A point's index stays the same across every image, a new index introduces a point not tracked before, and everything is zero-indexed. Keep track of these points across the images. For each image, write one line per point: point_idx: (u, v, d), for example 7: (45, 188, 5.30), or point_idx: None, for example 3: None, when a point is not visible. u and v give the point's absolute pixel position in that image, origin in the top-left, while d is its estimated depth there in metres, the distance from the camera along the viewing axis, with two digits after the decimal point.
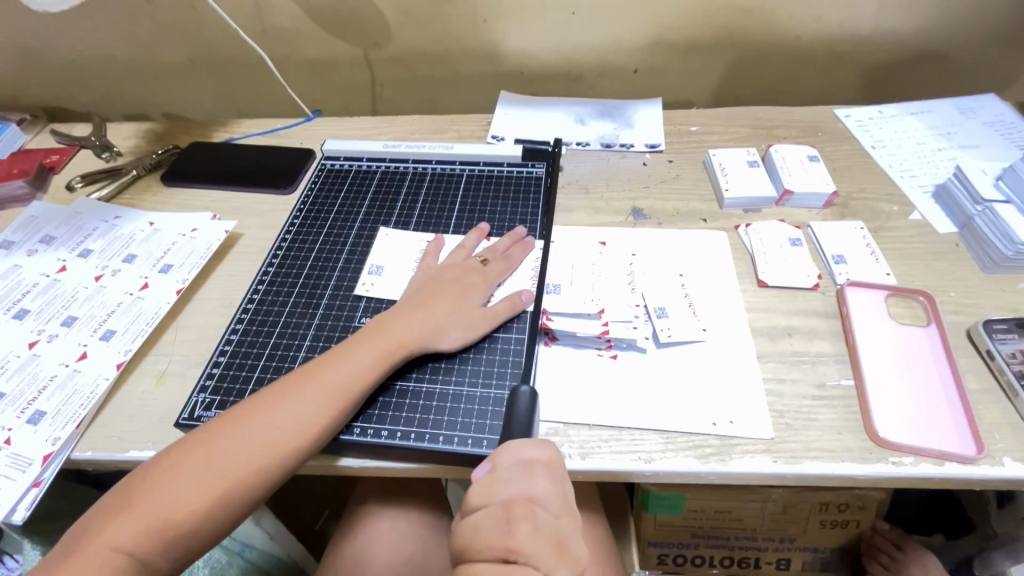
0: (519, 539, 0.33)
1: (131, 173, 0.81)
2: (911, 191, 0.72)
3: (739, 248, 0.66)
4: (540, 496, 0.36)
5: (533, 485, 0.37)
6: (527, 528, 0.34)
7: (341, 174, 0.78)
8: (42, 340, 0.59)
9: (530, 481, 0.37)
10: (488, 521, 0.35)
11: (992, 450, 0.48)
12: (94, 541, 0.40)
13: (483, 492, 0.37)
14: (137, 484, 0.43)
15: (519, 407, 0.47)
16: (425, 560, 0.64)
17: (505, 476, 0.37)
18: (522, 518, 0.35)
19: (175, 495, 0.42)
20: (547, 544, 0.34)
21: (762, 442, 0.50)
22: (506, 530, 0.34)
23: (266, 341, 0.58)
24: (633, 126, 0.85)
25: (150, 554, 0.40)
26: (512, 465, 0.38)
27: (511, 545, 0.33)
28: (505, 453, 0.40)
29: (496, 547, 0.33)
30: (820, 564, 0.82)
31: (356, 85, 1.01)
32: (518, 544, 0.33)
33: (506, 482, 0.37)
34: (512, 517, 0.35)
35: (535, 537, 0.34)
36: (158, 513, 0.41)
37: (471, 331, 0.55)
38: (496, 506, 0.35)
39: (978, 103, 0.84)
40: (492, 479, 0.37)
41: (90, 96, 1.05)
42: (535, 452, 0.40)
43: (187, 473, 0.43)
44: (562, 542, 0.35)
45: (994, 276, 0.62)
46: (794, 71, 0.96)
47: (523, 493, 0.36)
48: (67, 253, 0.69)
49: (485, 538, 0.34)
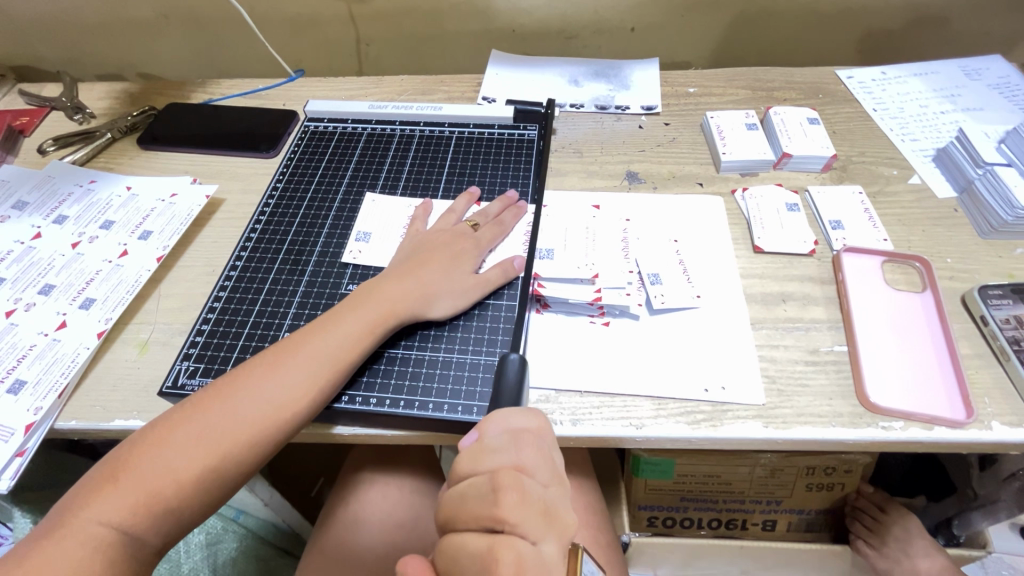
0: (506, 508, 0.33)
1: (106, 135, 0.78)
2: (911, 154, 0.70)
3: (735, 213, 0.65)
4: (527, 465, 0.36)
5: (520, 455, 0.36)
6: (514, 496, 0.33)
7: (325, 136, 0.75)
8: (19, 309, 0.57)
9: (517, 450, 0.36)
10: (475, 490, 0.34)
11: (981, 415, 0.48)
12: (78, 516, 0.39)
13: (471, 461, 0.36)
14: (122, 458, 0.42)
15: (508, 373, 0.45)
16: (419, 525, 0.65)
17: (492, 445, 0.36)
18: (508, 485, 0.34)
19: (162, 469, 0.41)
20: (534, 511, 0.33)
21: (754, 407, 0.50)
22: (493, 499, 0.33)
23: (250, 309, 0.57)
24: (629, 87, 0.82)
25: (139, 528, 0.40)
26: (500, 434, 0.38)
27: (497, 514, 0.33)
28: (494, 421, 0.39)
29: (483, 517, 0.33)
30: (805, 525, 0.84)
31: (340, 44, 0.96)
32: (505, 511, 0.33)
33: (493, 451, 0.36)
34: (499, 486, 0.34)
35: (522, 506, 0.33)
36: (145, 486, 0.41)
37: (463, 298, 0.54)
38: (484, 475, 0.35)
39: (983, 63, 0.82)
40: (479, 449, 0.37)
41: (60, 55, 1.00)
42: (523, 421, 0.39)
43: (173, 446, 0.42)
44: (550, 509, 0.34)
45: (991, 242, 0.61)
46: (797, 30, 0.93)
47: (510, 462, 0.36)
48: (41, 219, 0.66)
49: (472, 508, 0.34)
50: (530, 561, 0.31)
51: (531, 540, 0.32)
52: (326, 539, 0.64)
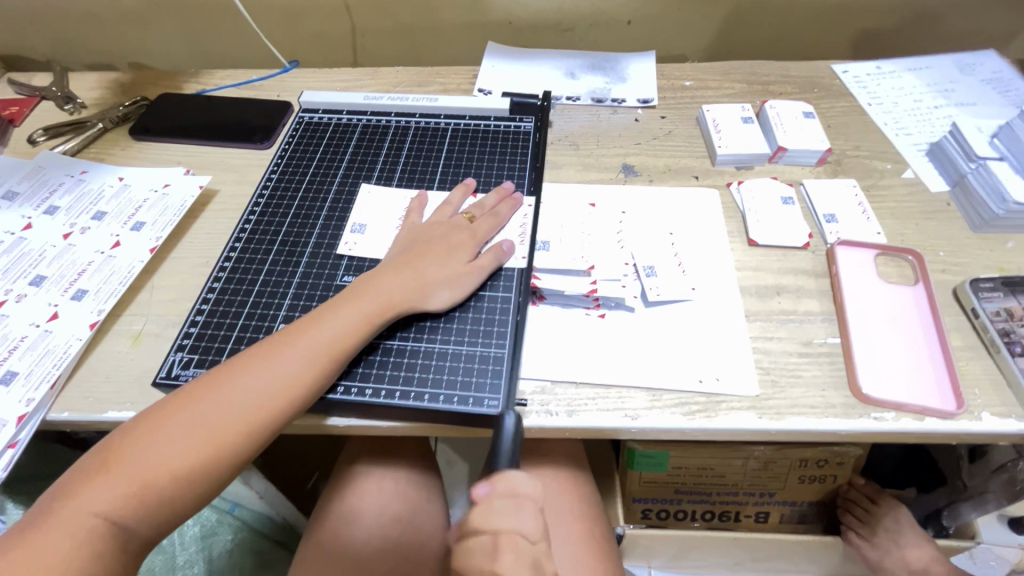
0: (502, 567, 0.36)
1: (98, 125, 0.77)
2: (905, 149, 0.71)
3: (730, 206, 0.65)
4: (528, 530, 0.38)
5: (523, 517, 0.38)
6: (511, 558, 0.37)
7: (319, 127, 0.74)
8: (10, 300, 0.57)
9: (521, 513, 0.39)
10: (479, 548, 0.37)
11: (971, 405, 0.49)
12: (69, 506, 0.39)
13: (477, 516, 0.38)
14: (114, 448, 0.42)
15: (502, 434, 0.43)
16: (414, 517, 0.66)
17: (500, 506, 0.38)
18: (507, 546, 0.37)
19: (154, 459, 0.41)
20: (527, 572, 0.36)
21: (747, 398, 0.50)
22: (491, 558, 0.37)
23: (245, 300, 0.57)
24: (625, 80, 0.82)
25: (130, 518, 0.40)
26: (508, 492, 0.39)
27: (495, 572, 0.36)
28: (505, 478, 0.40)
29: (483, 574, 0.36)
30: (797, 516, 0.85)
31: (334, 35, 0.95)
32: (502, 569, 0.36)
33: (500, 512, 0.38)
34: (499, 546, 0.37)
35: (517, 566, 0.36)
36: (137, 477, 0.40)
37: (459, 290, 0.54)
38: (488, 535, 0.37)
39: (977, 58, 0.82)
40: (487, 506, 0.39)
41: (50, 45, 0.98)
42: (529, 484, 0.40)
43: (166, 436, 0.42)
44: (540, 567, 0.37)
45: (983, 235, 0.61)
46: (793, 24, 0.93)
47: (513, 525, 0.38)
48: (32, 209, 0.65)
49: (474, 564, 0.37)
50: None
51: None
52: (320, 533, 0.64)
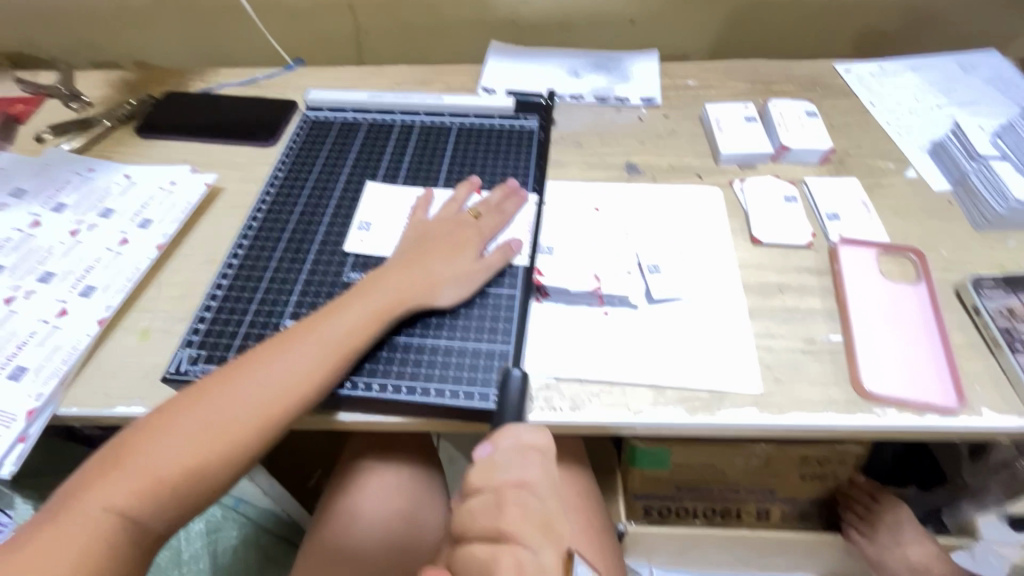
0: (506, 518, 0.36)
1: (104, 123, 0.77)
2: (907, 148, 0.71)
3: (733, 205, 0.66)
4: (531, 481, 0.38)
5: (527, 470, 0.39)
6: (515, 511, 0.36)
7: (325, 126, 0.75)
8: (19, 296, 0.57)
9: (523, 467, 0.39)
10: (482, 506, 0.37)
11: (972, 402, 0.49)
12: (83, 501, 0.40)
13: (481, 474, 0.39)
14: (127, 443, 0.42)
15: (509, 389, 0.48)
16: (418, 514, 0.66)
17: (502, 460, 0.39)
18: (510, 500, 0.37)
19: (167, 454, 0.42)
20: (534, 525, 0.36)
21: (750, 395, 0.51)
22: (496, 511, 0.36)
23: (252, 296, 0.57)
24: (628, 79, 0.82)
25: (144, 513, 0.40)
26: (511, 447, 0.40)
27: (501, 526, 0.36)
28: (507, 436, 0.41)
29: (489, 528, 0.36)
30: (798, 514, 0.85)
31: (338, 34, 0.96)
32: (508, 524, 0.36)
33: (503, 466, 0.39)
34: (503, 499, 0.37)
35: (522, 517, 0.36)
36: (150, 472, 0.41)
37: (466, 287, 0.55)
38: (490, 490, 0.38)
39: (978, 58, 0.83)
40: (490, 462, 0.39)
41: (55, 43, 0.99)
42: (531, 438, 0.41)
43: (178, 432, 0.42)
44: (549, 523, 0.37)
45: (985, 233, 0.62)
46: (795, 23, 0.93)
47: (517, 476, 0.38)
48: (39, 207, 0.66)
49: (478, 520, 0.37)
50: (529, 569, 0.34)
51: (532, 552, 0.34)
52: (326, 528, 0.64)
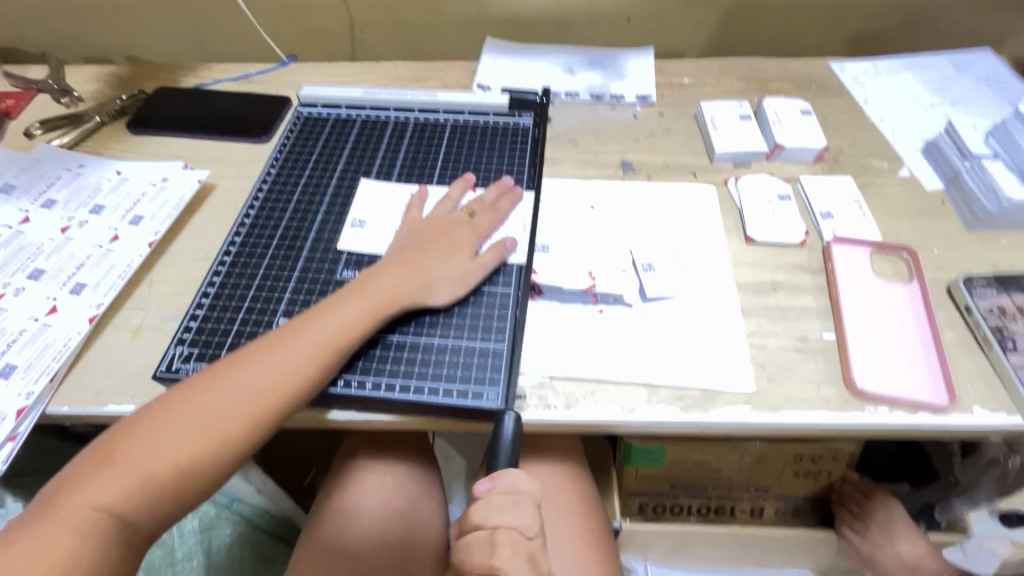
0: (500, 562, 0.40)
1: (94, 119, 0.76)
2: (901, 147, 0.71)
3: (728, 203, 0.66)
4: (523, 523, 0.42)
5: (519, 513, 0.42)
6: (507, 552, 0.41)
7: (318, 122, 0.74)
8: (9, 293, 0.57)
9: (518, 511, 0.42)
10: (479, 542, 0.42)
11: (963, 400, 0.50)
12: (71, 499, 0.39)
13: (479, 513, 0.42)
14: (115, 441, 0.42)
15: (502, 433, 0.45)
16: (412, 511, 0.66)
17: (499, 505, 0.42)
18: (504, 544, 0.41)
19: (156, 453, 0.41)
20: (523, 567, 0.40)
21: (743, 393, 0.51)
22: (491, 551, 0.41)
23: (245, 294, 0.57)
24: (624, 76, 0.82)
25: (132, 511, 0.40)
26: (505, 490, 0.43)
27: (494, 565, 0.40)
28: (505, 475, 0.43)
29: (483, 566, 0.41)
30: (792, 511, 0.86)
31: (332, 29, 0.95)
32: (501, 564, 0.40)
33: (499, 510, 0.42)
34: (496, 541, 0.41)
35: (514, 558, 0.40)
36: (140, 470, 0.41)
37: (461, 286, 0.54)
38: (487, 531, 0.42)
39: (973, 57, 0.83)
40: (488, 503, 0.42)
41: (45, 37, 0.98)
42: (526, 483, 0.44)
43: (168, 430, 0.42)
44: (536, 561, 0.41)
45: (977, 233, 0.62)
46: (790, 22, 0.93)
47: (511, 520, 0.42)
48: (29, 203, 0.65)
49: (474, 557, 0.41)
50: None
51: None
52: (320, 526, 0.64)
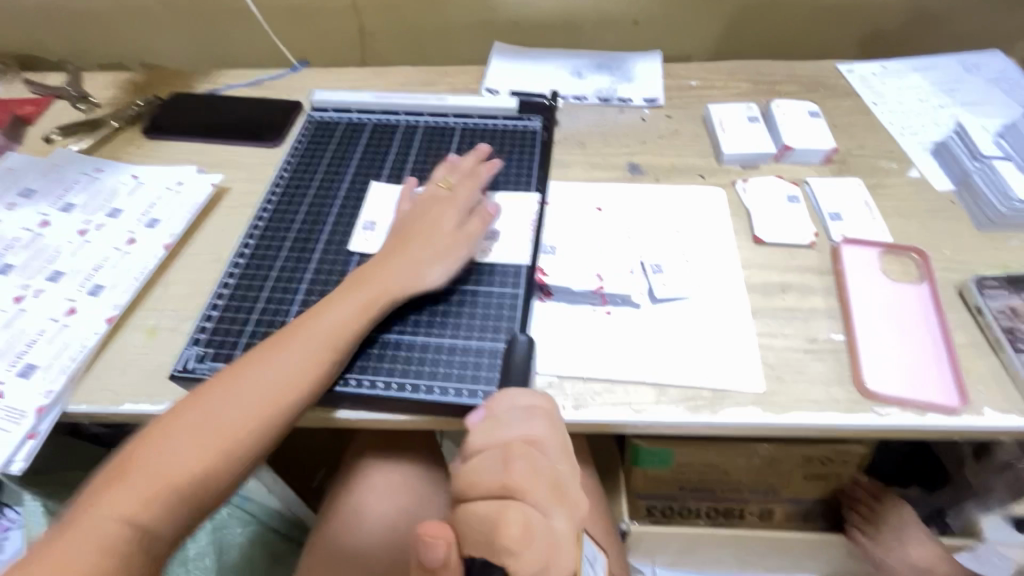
0: (513, 474, 0.34)
1: (111, 124, 0.78)
2: (910, 148, 0.71)
3: (736, 205, 0.66)
4: (539, 439, 0.36)
5: (532, 428, 0.37)
6: (524, 465, 0.34)
7: (330, 126, 0.75)
8: (29, 294, 0.58)
9: (529, 424, 0.37)
10: (487, 461, 0.35)
11: (974, 402, 0.50)
12: (90, 511, 0.39)
13: (484, 434, 0.37)
14: (131, 454, 0.42)
15: (514, 352, 0.48)
16: (421, 510, 0.66)
17: (505, 418, 0.37)
18: (518, 457, 0.35)
19: (172, 461, 0.42)
20: (542, 484, 0.34)
21: (752, 394, 0.51)
22: (503, 468, 0.34)
23: (258, 295, 0.58)
24: (631, 79, 0.83)
25: (153, 520, 0.40)
26: (511, 410, 0.38)
27: (508, 482, 0.34)
28: (503, 399, 0.39)
29: (494, 484, 0.34)
30: (801, 514, 0.85)
31: (343, 35, 0.96)
32: (515, 483, 0.34)
33: (506, 424, 0.37)
34: (509, 456, 0.35)
35: (532, 474, 0.34)
36: (158, 479, 0.41)
37: (450, 266, 0.55)
38: (496, 447, 0.36)
39: (982, 58, 0.83)
40: (493, 421, 0.37)
41: (63, 45, 1.00)
42: (533, 400, 0.40)
43: (180, 439, 0.43)
44: (558, 483, 0.35)
45: (988, 234, 0.62)
46: (797, 24, 0.94)
47: (523, 436, 0.37)
48: (48, 206, 0.67)
49: (482, 477, 0.34)
50: (539, 529, 0.32)
51: (541, 511, 0.33)
52: (331, 525, 0.65)
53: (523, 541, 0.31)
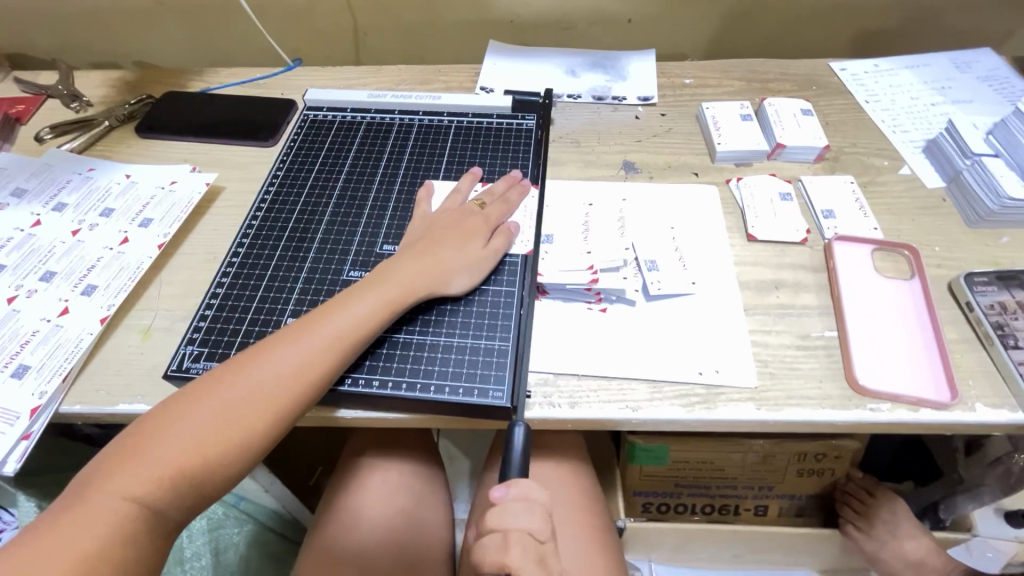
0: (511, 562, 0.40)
1: (103, 124, 0.78)
2: (902, 146, 0.72)
3: (729, 202, 0.66)
4: (535, 528, 0.41)
5: (531, 519, 0.42)
6: (518, 551, 0.40)
7: (324, 124, 0.75)
8: (21, 295, 0.58)
9: (530, 515, 0.42)
10: (490, 543, 0.41)
11: (965, 397, 0.50)
12: (101, 490, 0.40)
13: (491, 516, 0.42)
14: (142, 434, 0.42)
15: (513, 447, 0.46)
16: (418, 510, 0.67)
17: (511, 506, 0.42)
18: (514, 541, 0.40)
19: (183, 446, 0.42)
20: (532, 568, 0.40)
21: (746, 390, 0.51)
22: (502, 551, 0.40)
23: (253, 294, 0.58)
24: (626, 77, 0.83)
25: (161, 502, 0.41)
26: (517, 494, 0.43)
27: (504, 562, 0.40)
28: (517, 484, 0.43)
29: (494, 563, 0.40)
30: (795, 510, 0.86)
31: (337, 33, 0.96)
32: (512, 563, 0.40)
33: (511, 512, 0.42)
34: (508, 541, 0.41)
35: (524, 558, 0.40)
36: (168, 461, 0.41)
37: (475, 275, 0.56)
38: (498, 531, 0.41)
39: (973, 56, 0.83)
40: (502, 508, 0.42)
41: (55, 43, 0.99)
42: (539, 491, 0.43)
43: (193, 421, 0.43)
44: (545, 561, 0.41)
45: (978, 231, 0.62)
46: (791, 21, 0.94)
47: (523, 523, 0.41)
48: (40, 206, 0.66)
49: (486, 557, 0.41)
50: None
51: None
52: (328, 526, 0.65)
53: None
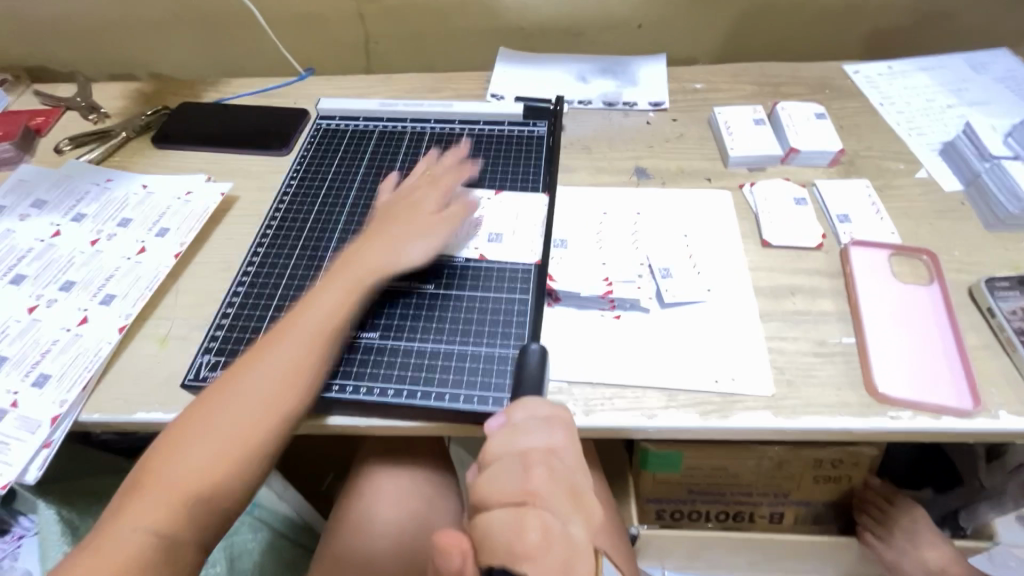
0: (533, 481, 0.38)
1: (121, 135, 0.79)
2: (918, 149, 0.71)
3: (743, 207, 0.66)
4: (556, 447, 0.40)
5: (550, 437, 0.41)
6: (543, 473, 0.38)
7: (337, 133, 0.76)
8: (41, 305, 0.58)
9: (548, 433, 0.41)
10: (505, 471, 0.39)
11: (987, 405, 0.49)
12: (116, 525, 0.40)
13: (502, 442, 0.41)
14: (147, 466, 0.43)
15: (528, 363, 0.48)
16: (430, 517, 0.66)
17: (525, 428, 0.41)
18: (536, 464, 0.39)
19: (188, 471, 0.42)
20: (559, 491, 0.38)
21: (763, 398, 0.51)
22: (523, 477, 0.38)
23: (268, 302, 0.58)
24: (637, 83, 0.83)
25: (176, 528, 0.41)
26: (530, 419, 0.42)
27: (527, 489, 0.37)
28: (526, 406, 0.43)
29: (514, 492, 0.37)
30: (812, 518, 0.85)
31: (348, 42, 0.97)
32: (534, 486, 0.38)
33: (526, 433, 0.41)
34: (527, 463, 0.39)
35: (551, 482, 0.38)
36: (176, 488, 0.42)
37: (432, 241, 0.58)
38: (513, 455, 0.39)
39: (989, 57, 0.82)
40: (512, 429, 0.41)
41: (73, 55, 1.01)
42: (551, 410, 0.43)
43: (194, 444, 0.43)
44: (576, 493, 0.39)
45: (997, 234, 0.62)
46: (802, 24, 0.93)
47: (541, 444, 0.40)
48: (59, 217, 0.67)
49: (502, 487, 0.38)
50: (558, 533, 0.36)
51: (559, 515, 0.37)
52: (340, 534, 0.65)
53: (542, 545, 0.35)
